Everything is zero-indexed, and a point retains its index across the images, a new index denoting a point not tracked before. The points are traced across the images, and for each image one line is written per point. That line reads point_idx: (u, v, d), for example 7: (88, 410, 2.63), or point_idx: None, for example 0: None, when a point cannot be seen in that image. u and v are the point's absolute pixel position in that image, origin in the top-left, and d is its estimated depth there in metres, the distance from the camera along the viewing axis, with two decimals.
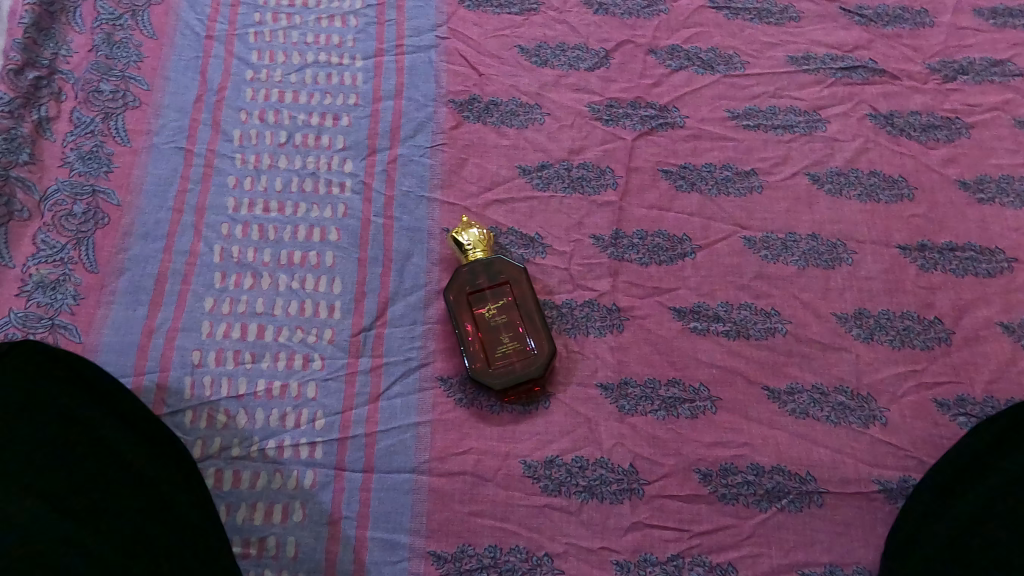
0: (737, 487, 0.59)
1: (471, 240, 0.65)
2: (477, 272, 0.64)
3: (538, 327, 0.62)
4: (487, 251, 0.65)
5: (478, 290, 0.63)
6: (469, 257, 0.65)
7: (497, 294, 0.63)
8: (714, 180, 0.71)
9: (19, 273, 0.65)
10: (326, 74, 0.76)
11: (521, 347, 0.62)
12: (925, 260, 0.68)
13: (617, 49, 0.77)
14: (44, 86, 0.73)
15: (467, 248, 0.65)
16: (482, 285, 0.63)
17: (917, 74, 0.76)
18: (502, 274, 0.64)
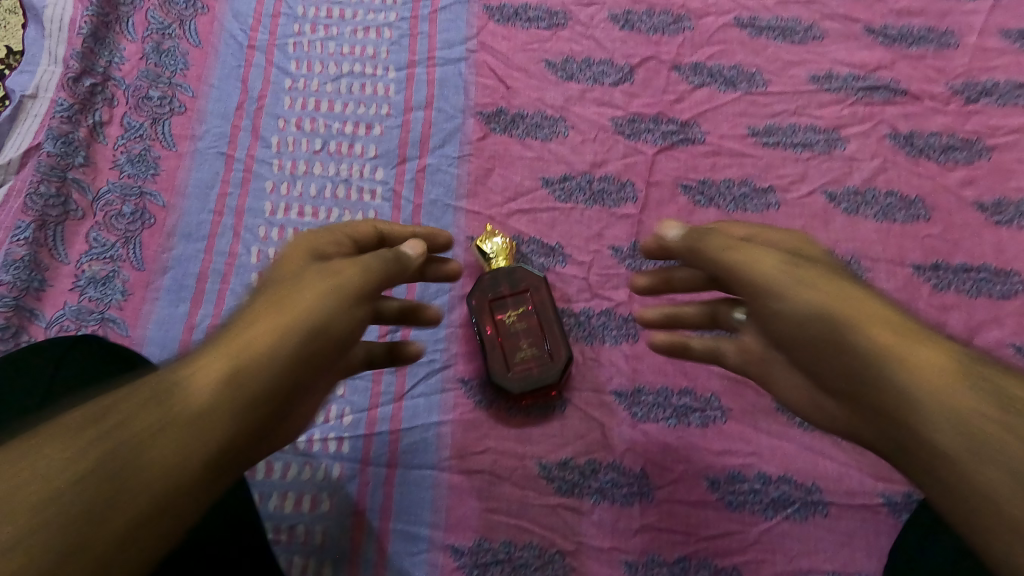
0: (744, 495, 0.61)
1: (493, 249, 0.66)
2: (500, 279, 0.65)
3: (557, 335, 0.63)
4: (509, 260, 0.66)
5: (499, 297, 0.64)
6: (492, 265, 0.66)
7: (518, 300, 0.64)
8: (732, 196, 0.73)
9: (73, 268, 0.69)
10: (360, 84, 0.79)
11: (540, 352, 0.63)
12: (938, 280, 0.69)
13: (642, 65, 0.79)
14: (99, 92, 0.77)
15: (490, 256, 0.66)
16: (503, 292, 0.64)
17: (940, 94, 0.77)
18: (525, 281, 0.64)
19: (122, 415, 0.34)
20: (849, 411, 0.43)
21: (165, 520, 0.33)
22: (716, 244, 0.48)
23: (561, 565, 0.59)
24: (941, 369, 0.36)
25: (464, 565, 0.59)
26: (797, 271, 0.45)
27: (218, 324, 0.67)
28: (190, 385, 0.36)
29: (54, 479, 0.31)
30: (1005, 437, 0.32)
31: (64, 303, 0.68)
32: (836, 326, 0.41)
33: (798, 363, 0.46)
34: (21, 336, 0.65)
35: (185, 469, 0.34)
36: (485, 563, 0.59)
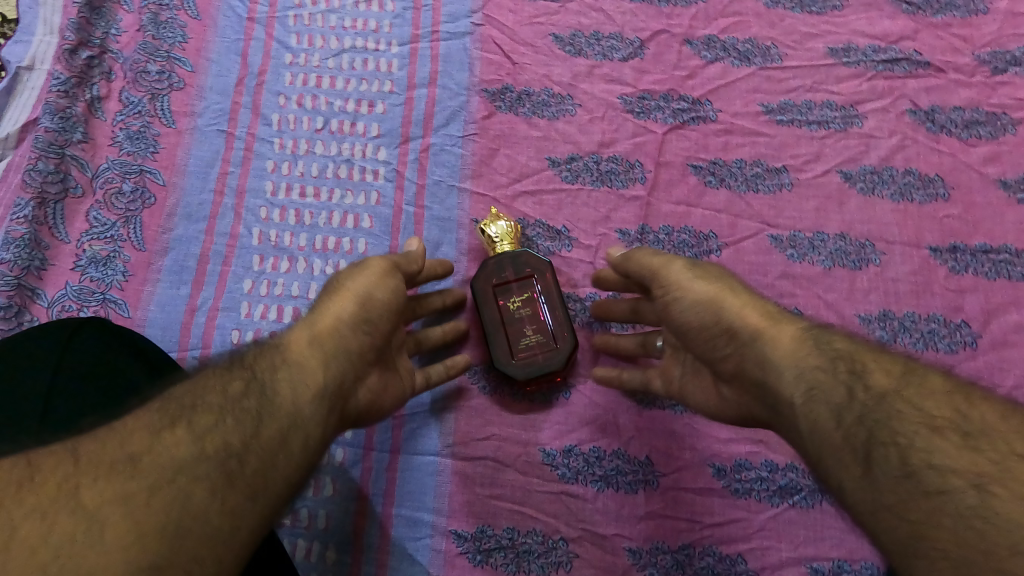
0: (750, 483, 0.61)
1: (499, 232, 0.65)
2: (505, 264, 0.63)
3: (561, 320, 0.62)
4: (515, 243, 0.65)
5: (504, 282, 0.63)
6: (496, 249, 0.65)
7: (524, 286, 0.63)
8: (744, 176, 0.71)
9: (74, 248, 0.69)
10: (362, 60, 0.77)
11: (545, 338, 0.62)
12: (956, 263, 0.67)
13: (653, 39, 0.77)
14: (96, 65, 0.76)
15: (495, 240, 0.65)
16: (508, 277, 0.63)
17: (965, 66, 0.74)
18: (530, 266, 0.63)
19: (203, 419, 0.42)
20: (738, 393, 0.54)
21: (257, 505, 0.41)
22: (655, 260, 0.58)
23: (565, 551, 0.59)
24: (793, 344, 0.49)
25: (468, 550, 0.59)
26: (726, 283, 0.55)
27: (221, 308, 0.67)
28: (255, 394, 0.45)
29: (163, 467, 0.38)
30: (885, 424, 0.41)
31: (65, 282, 0.68)
32: (721, 315, 0.53)
33: (704, 360, 0.56)
34: (23, 315, 0.65)
35: (266, 460, 0.42)
36: (489, 548, 0.60)
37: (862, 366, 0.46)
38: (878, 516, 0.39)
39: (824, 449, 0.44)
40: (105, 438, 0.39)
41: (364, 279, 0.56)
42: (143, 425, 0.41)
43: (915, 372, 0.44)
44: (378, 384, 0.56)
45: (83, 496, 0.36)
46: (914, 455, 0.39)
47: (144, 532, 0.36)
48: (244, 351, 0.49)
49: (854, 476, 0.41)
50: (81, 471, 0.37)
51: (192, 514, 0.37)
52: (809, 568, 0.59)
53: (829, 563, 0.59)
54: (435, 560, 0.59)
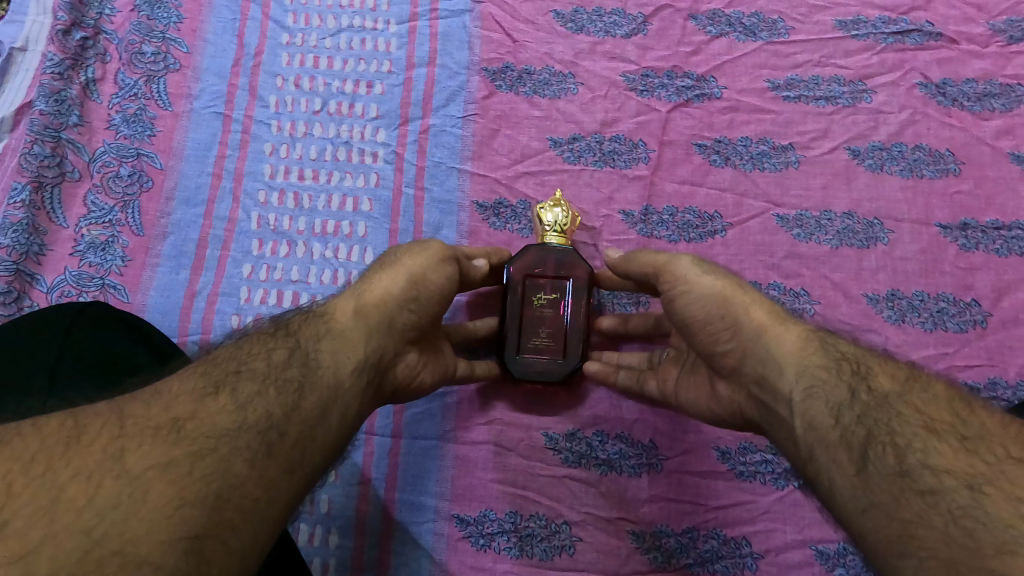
0: (755, 466, 0.60)
1: (553, 222, 0.62)
2: (543, 261, 0.61)
3: (578, 338, 0.60)
4: (565, 238, 0.62)
5: (539, 278, 0.60)
6: (545, 237, 0.62)
7: (557, 287, 0.60)
8: (750, 154, 0.69)
9: (72, 233, 0.68)
10: (360, 39, 0.76)
11: (556, 344, 0.60)
12: (967, 240, 0.66)
13: (656, 14, 0.75)
14: (90, 46, 0.75)
15: (547, 228, 0.62)
16: (546, 271, 0.60)
17: (979, 36, 0.72)
18: (570, 270, 0.60)
19: (246, 387, 0.42)
20: (732, 390, 0.52)
21: (293, 478, 0.41)
22: (658, 256, 0.57)
23: (568, 535, 0.59)
24: (800, 343, 0.48)
25: (471, 534, 0.59)
26: (734, 279, 0.53)
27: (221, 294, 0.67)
28: (297, 364, 0.45)
29: (208, 433, 0.38)
30: (886, 424, 0.41)
31: (64, 268, 0.67)
32: (727, 311, 0.52)
33: (702, 356, 0.54)
34: (22, 300, 0.65)
35: (305, 431, 0.42)
36: (491, 532, 0.59)
37: (866, 368, 0.45)
38: (867, 514, 0.39)
39: (818, 447, 0.43)
40: (149, 400, 0.39)
41: (416, 260, 0.55)
42: (187, 389, 0.40)
43: (917, 379, 0.44)
44: (417, 362, 0.55)
45: (129, 459, 0.35)
46: (910, 454, 0.39)
47: (187, 498, 0.35)
48: (288, 320, 0.49)
49: (847, 473, 0.41)
50: (128, 432, 0.37)
51: (234, 484, 0.37)
52: (814, 550, 0.59)
53: (834, 545, 0.59)
54: (438, 544, 0.59)
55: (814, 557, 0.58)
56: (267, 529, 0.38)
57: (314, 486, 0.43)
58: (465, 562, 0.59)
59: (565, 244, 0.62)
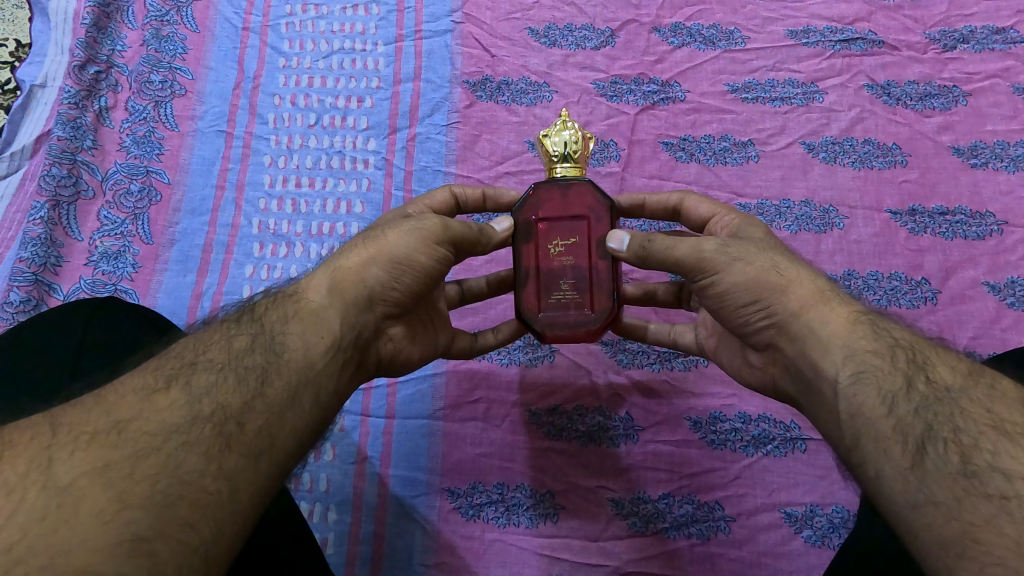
0: (725, 434, 0.65)
1: (558, 146, 0.56)
2: (557, 199, 0.54)
3: (605, 283, 0.54)
4: (575, 163, 0.56)
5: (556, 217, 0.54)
6: (553, 167, 0.56)
7: (575, 227, 0.54)
8: (712, 150, 0.75)
9: (86, 245, 0.73)
10: (350, 60, 0.82)
11: (580, 296, 0.54)
12: (915, 224, 0.71)
13: (623, 28, 0.82)
14: (104, 79, 0.81)
15: (553, 156, 0.56)
16: (550, 215, 0.54)
17: (917, 44, 0.79)
18: (585, 206, 0.54)
19: (200, 380, 0.42)
20: (766, 362, 0.53)
21: (259, 467, 0.41)
22: (688, 247, 0.51)
23: (551, 504, 0.63)
24: (847, 326, 0.46)
25: (460, 505, 0.63)
26: (769, 262, 0.50)
27: (224, 294, 0.71)
28: (260, 351, 0.45)
29: (154, 431, 0.38)
30: (947, 418, 0.40)
31: (79, 277, 0.71)
32: (766, 299, 0.49)
33: (750, 332, 0.51)
34: (40, 306, 0.69)
35: (270, 418, 0.43)
36: (479, 503, 0.63)
37: (923, 358, 0.44)
38: (923, 511, 0.37)
39: (867, 435, 0.42)
40: (89, 406, 0.39)
41: (400, 241, 0.52)
42: (136, 388, 0.41)
43: (981, 372, 0.43)
44: (402, 336, 0.57)
45: (57, 469, 0.35)
46: (977, 455, 0.38)
47: (130, 501, 0.35)
48: (256, 304, 0.49)
49: (899, 466, 0.39)
50: (60, 441, 0.36)
51: (187, 481, 0.37)
52: (783, 512, 0.62)
53: (801, 507, 0.62)
54: (430, 516, 0.63)
55: (783, 519, 0.62)
56: (233, 524, 0.38)
57: (291, 470, 0.44)
58: (455, 532, 0.62)
59: (580, 174, 0.56)
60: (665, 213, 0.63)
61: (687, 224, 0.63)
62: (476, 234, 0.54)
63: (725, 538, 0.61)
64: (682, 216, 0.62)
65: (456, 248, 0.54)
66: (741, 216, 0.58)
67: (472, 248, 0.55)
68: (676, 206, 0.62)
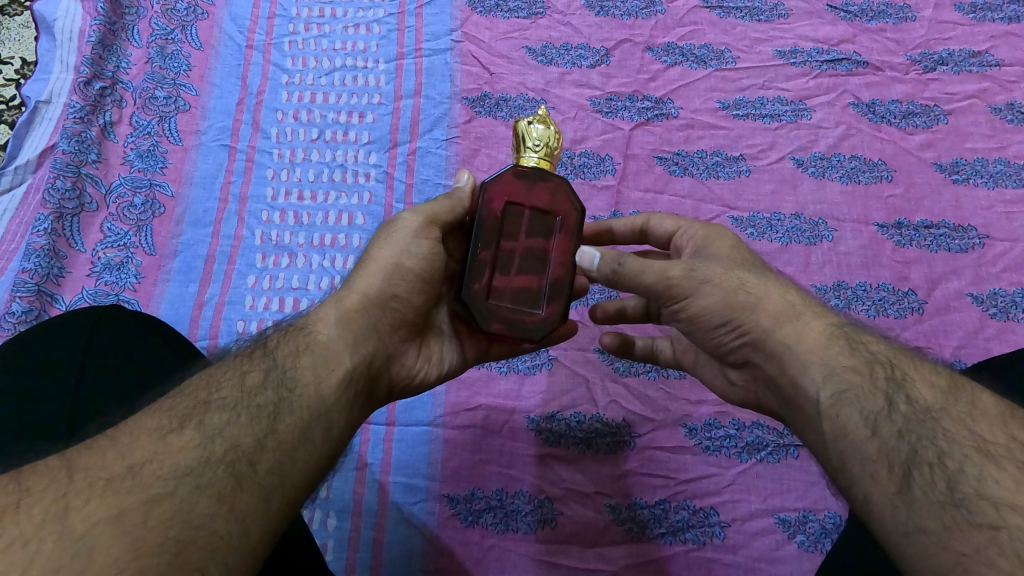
0: (719, 440, 0.66)
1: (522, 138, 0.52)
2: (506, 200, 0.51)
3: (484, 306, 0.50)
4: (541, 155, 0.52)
5: (519, 204, 0.51)
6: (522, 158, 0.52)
7: (542, 220, 0.51)
8: (705, 164, 0.77)
9: (90, 256, 0.73)
10: (352, 77, 0.84)
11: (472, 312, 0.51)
12: (901, 237, 0.73)
13: (617, 47, 0.84)
14: (108, 94, 0.82)
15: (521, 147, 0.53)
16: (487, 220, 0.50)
17: (900, 64, 0.82)
18: (556, 200, 0.51)
19: (213, 419, 0.40)
20: (746, 379, 0.55)
21: (271, 505, 0.39)
22: (655, 274, 0.52)
23: (550, 510, 0.64)
24: (824, 341, 0.47)
25: (460, 511, 0.64)
26: (736, 281, 0.52)
27: (228, 303, 0.72)
28: (271, 388, 0.44)
29: (167, 475, 0.36)
30: (931, 443, 0.40)
31: (82, 288, 0.71)
32: (737, 319, 0.51)
33: (731, 351, 0.53)
34: (42, 316, 0.69)
35: (282, 456, 0.41)
36: (479, 509, 0.64)
37: (902, 375, 0.44)
38: (913, 539, 0.38)
39: (852, 458, 0.43)
40: (104, 448, 0.37)
41: (388, 253, 0.53)
42: (150, 427, 0.39)
43: (960, 388, 0.43)
44: (416, 359, 0.56)
45: (73, 519, 0.33)
46: (964, 483, 0.38)
47: (144, 549, 0.33)
48: (267, 339, 0.48)
49: (887, 491, 0.40)
50: (76, 488, 0.34)
51: (198, 525, 0.35)
52: (776, 518, 0.63)
53: (794, 513, 0.63)
54: (429, 522, 0.63)
55: (776, 524, 0.63)
56: (245, 563, 0.36)
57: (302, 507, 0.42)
58: (454, 538, 0.63)
59: (548, 169, 0.52)
60: (632, 235, 0.63)
61: (656, 244, 0.63)
62: (450, 205, 0.56)
63: (720, 543, 0.62)
64: (649, 236, 0.63)
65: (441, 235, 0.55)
66: (705, 226, 0.59)
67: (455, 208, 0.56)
68: (642, 227, 0.62)
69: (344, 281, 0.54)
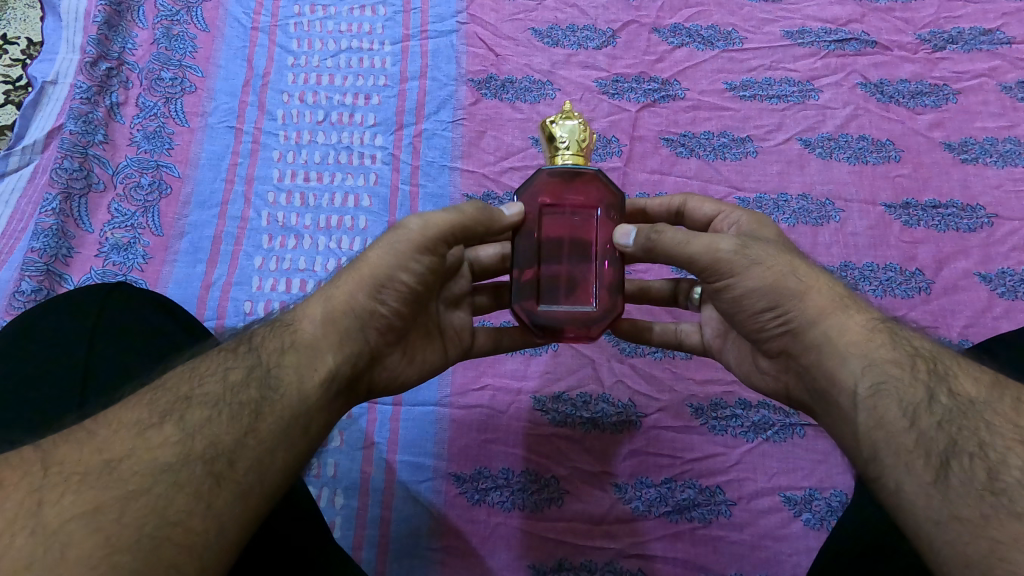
0: (726, 420, 0.66)
1: (558, 136, 0.52)
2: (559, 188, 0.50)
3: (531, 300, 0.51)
4: (579, 152, 0.51)
5: (557, 205, 0.51)
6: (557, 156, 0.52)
7: (578, 221, 0.51)
8: (712, 146, 0.77)
9: (97, 237, 0.74)
10: (357, 59, 0.84)
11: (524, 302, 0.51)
12: (909, 217, 0.73)
13: (623, 29, 0.84)
14: (115, 75, 0.82)
15: (556, 145, 0.52)
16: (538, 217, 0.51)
17: (909, 44, 0.82)
18: (592, 197, 0.50)
19: (195, 415, 0.40)
20: (778, 370, 0.53)
21: (248, 503, 0.39)
22: (703, 245, 0.49)
23: (555, 489, 0.64)
24: (866, 334, 0.46)
25: (466, 490, 0.64)
26: (787, 265, 0.49)
27: (234, 285, 0.72)
28: (256, 385, 0.43)
29: (144, 471, 0.36)
30: (972, 433, 0.39)
31: (89, 268, 0.72)
32: (783, 305, 0.48)
33: (766, 340, 0.51)
34: (51, 295, 0.69)
35: (261, 456, 0.41)
36: (485, 488, 0.64)
37: (944, 369, 0.43)
38: (948, 527, 0.37)
39: (886, 447, 0.41)
40: (81, 442, 0.37)
41: (382, 257, 0.51)
42: (130, 421, 0.39)
43: (1004, 385, 0.42)
44: (399, 362, 0.55)
45: (47, 514, 0.33)
46: (1005, 473, 0.37)
47: (117, 545, 0.33)
48: (253, 332, 0.47)
49: (922, 481, 0.39)
50: (50, 482, 0.35)
51: (173, 522, 0.35)
52: (782, 497, 0.63)
53: (800, 492, 0.63)
54: (436, 501, 0.64)
55: (782, 503, 0.63)
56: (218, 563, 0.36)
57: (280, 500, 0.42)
58: (461, 516, 0.63)
59: (584, 165, 0.52)
60: (667, 216, 0.62)
61: (691, 226, 0.62)
62: (472, 215, 0.51)
63: (726, 521, 0.62)
64: (686, 218, 0.62)
65: (444, 246, 0.52)
66: (749, 215, 0.58)
67: (475, 227, 0.52)
68: (679, 208, 0.62)
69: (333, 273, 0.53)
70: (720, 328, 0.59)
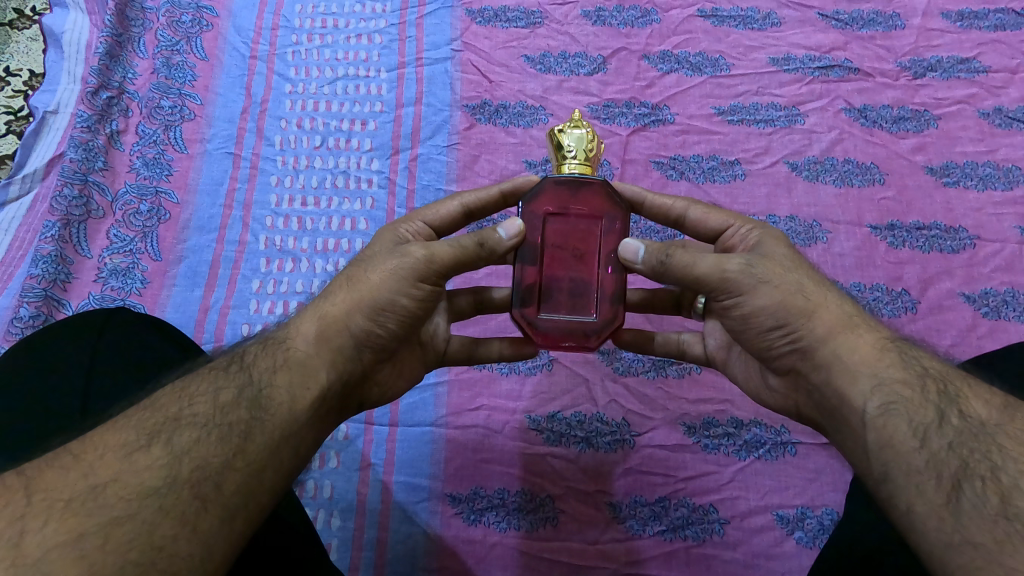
0: (719, 438, 0.67)
1: (565, 144, 0.53)
2: (564, 198, 0.51)
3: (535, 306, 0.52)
4: (585, 161, 0.53)
5: (561, 214, 0.51)
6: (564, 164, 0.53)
7: (583, 229, 0.52)
8: (701, 169, 0.79)
9: (96, 262, 0.74)
10: (354, 85, 0.86)
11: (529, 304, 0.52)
12: (894, 238, 0.75)
13: (614, 56, 0.86)
14: (115, 104, 0.84)
15: (563, 154, 0.53)
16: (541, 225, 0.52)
17: (890, 71, 0.84)
18: (597, 206, 0.51)
19: (182, 437, 0.41)
20: (789, 387, 0.54)
21: (235, 524, 0.39)
22: (711, 265, 0.50)
23: (551, 508, 0.64)
24: (876, 353, 0.47)
25: (462, 510, 0.65)
26: (795, 283, 0.50)
27: (231, 308, 0.73)
28: (246, 405, 0.44)
29: (132, 495, 0.37)
30: (984, 457, 0.40)
31: (88, 293, 0.73)
32: (793, 324, 0.49)
33: (774, 357, 0.52)
34: (49, 320, 0.70)
35: (251, 477, 0.41)
36: (481, 508, 0.65)
37: (955, 391, 0.44)
38: (959, 550, 0.37)
39: (896, 469, 0.42)
40: (67, 468, 0.37)
41: (382, 282, 0.50)
42: (119, 443, 0.39)
43: (1015, 408, 0.43)
44: (388, 376, 0.56)
45: (28, 543, 0.33)
46: (1017, 497, 0.37)
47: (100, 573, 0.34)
48: (245, 350, 0.48)
49: (933, 502, 0.39)
50: (33, 510, 0.35)
51: (157, 546, 0.36)
52: (775, 515, 0.64)
53: (793, 509, 0.64)
54: (432, 521, 0.64)
55: (775, 521, 0.64)
56: None
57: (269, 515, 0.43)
58: (457, 536, 0.64)
59: (590, 173, 0.53)
60: (667, 221, 0.60)
61: (694, 235, 0.60)
62: (476, 250, 0.51)
63: (719, 540, 0.63)
64: (686, 226, 0.60)
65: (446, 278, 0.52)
66: (760, 225, 0.55)
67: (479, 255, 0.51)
68: (680, 217, 0.60)
69: (326, 287, 0.53)
70: (724, 339, 0.61)
